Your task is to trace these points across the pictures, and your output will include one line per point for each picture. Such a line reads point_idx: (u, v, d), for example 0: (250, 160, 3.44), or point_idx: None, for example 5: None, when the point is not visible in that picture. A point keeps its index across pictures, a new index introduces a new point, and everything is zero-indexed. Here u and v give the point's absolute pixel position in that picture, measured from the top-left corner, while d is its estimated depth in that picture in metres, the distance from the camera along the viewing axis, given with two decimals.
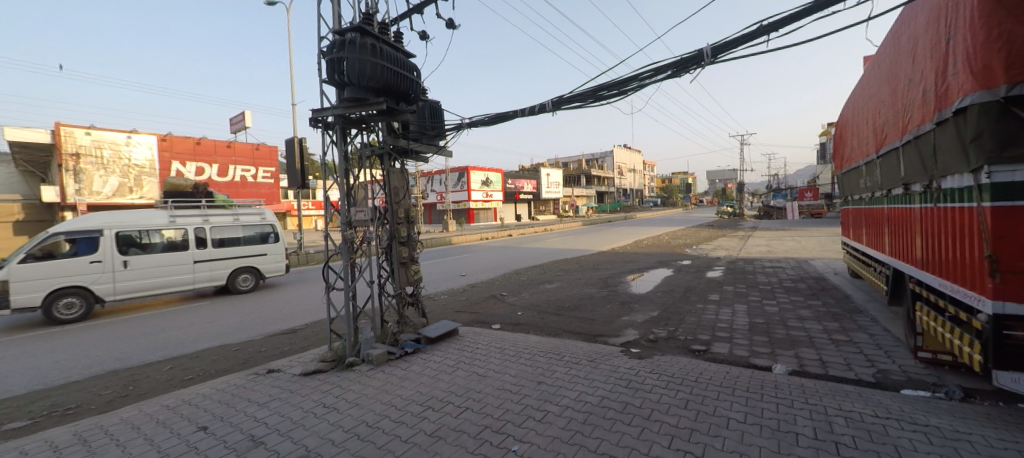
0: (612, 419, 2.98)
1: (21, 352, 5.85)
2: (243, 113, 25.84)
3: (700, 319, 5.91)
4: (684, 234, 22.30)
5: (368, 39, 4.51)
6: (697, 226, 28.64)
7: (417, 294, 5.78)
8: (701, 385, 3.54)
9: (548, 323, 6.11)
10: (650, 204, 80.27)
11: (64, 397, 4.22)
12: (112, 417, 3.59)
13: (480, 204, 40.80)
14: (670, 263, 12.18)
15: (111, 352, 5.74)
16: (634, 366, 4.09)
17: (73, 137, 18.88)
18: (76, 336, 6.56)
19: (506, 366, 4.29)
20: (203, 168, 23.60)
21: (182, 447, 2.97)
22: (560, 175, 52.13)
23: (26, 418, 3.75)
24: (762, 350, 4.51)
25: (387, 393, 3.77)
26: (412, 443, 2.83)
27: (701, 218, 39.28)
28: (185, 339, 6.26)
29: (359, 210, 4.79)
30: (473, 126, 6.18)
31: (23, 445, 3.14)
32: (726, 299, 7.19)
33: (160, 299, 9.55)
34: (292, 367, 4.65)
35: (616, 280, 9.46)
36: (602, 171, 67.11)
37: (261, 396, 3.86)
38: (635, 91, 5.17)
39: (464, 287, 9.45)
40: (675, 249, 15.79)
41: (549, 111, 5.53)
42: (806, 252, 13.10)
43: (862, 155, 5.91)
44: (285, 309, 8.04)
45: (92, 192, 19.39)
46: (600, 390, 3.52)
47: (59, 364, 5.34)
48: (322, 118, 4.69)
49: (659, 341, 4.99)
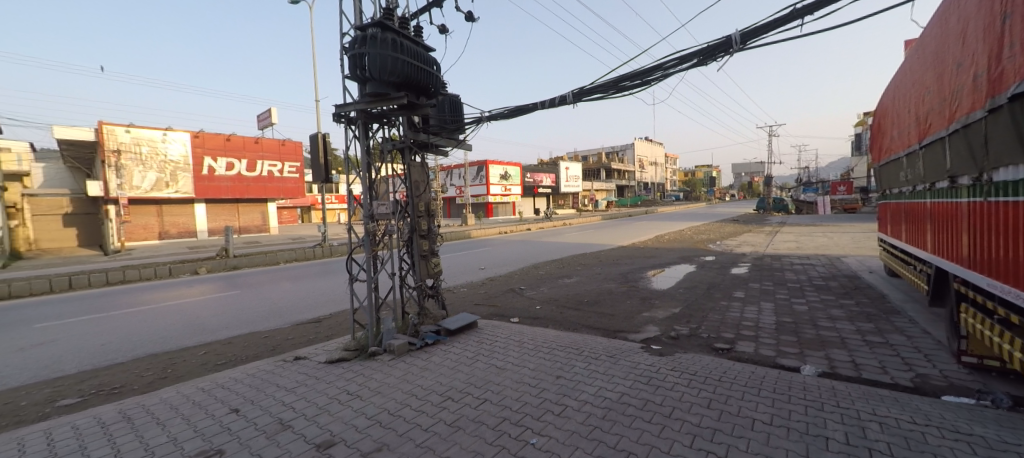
0: (632, 416, 2.94)
1: (71, 334, 6.22)
2: (270, 110, 26.55)
3: (724, 317, 5.75)
4: (707, 229, 21.70)
5: (389, 34, 4.52)
6: (721, 221, 27.88)
7: (438, 287, 5.82)
8: (725, 384, 3.44)
9: (567, 318, 6.07)
10: (672, 198, 78.66)
11: (110, 377, 4.47)
12: (152, 397, 3.77)
13: (499, 198, 40.87)
14: (692, 258, 11.91)
15: (151, 336, 6.03)
16: (655, 362, 4.02)
17: (114, 135, 19.80)
18: (118, 322, 6.91)
19: (525, 360, 4.28)
20: (233, 163, 24.43)
21: (215, 428, 3.09)
22: (579, 169, 51.58)
23: (76, 396, 3.99)
24: (790, 350, 4.37)
25: (408, 382, 3.83)
26: (432, 433, 2.86)
27: (725, 213, 38.08)
28: (218, 326, 6.52)
29: (381, 204, 4.85)
30: (492, 119, 6.14)
31: (74, 421, 3.34)
32: (752, 296, 6.98)
33: (192, 288, 9.93)
34: (317, 355, 4.77)
35: (637, 275, 9.32)
36: (623, 164, 66.00)
37: (288, 381, 3.97)
38: (658, 81, 5.01)
39: (483, 281, 9.49)
40: (698, 244, 15.41)
41: (569, 104, 5.44)
42: (838, 249, 12.55)
43: (903, 146, 5.60)
44: (309, 299, 8.26)
45: (132, 186, 20.42)
46: (620, 387, 3.47)
47: (104, 346, 5.64)
48: (344, 113, 4.75)
49: (682, 338, 4.88)
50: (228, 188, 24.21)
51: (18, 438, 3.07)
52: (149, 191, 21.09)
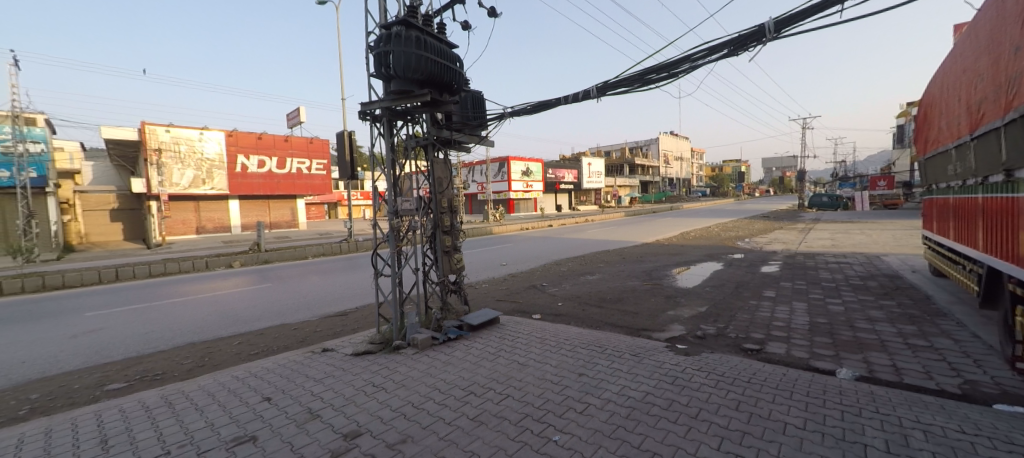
0: (657, 416, 2.89)
1: (118, 323, 6.63)
2: (299, 109, 27.32)
3: (754, 317, 5.56)
4: (736, 226, 21.01)
5: (413, 31, 4.56)
6: (750, 218, 26.97)
7: (460, 282, 5.87)
8: (755, 386, 3.33)
9: (590, 315, 6.02)
10: (699, 194, 76.61)
11: (154, 364, 4.73)
12: (191, 384, 3.96)
13: (521, 195, 40.78)
14: (720, 256, 11.57)
15: (190, 326, 6.35)
16: (681, 362, 3.94)
17: (155, 134, 20.83)
18: (160, 312, 7.31)
19: (547, 356, 4.27)
20: (264, 161, 25.33)
21: (249, 415, 3.22)
22: (602, 164, 50.92)
23: (122, 381, 4.24)
24: (824, 352, 4.19)
25: (431, 376, 3.88)
26: (455, 426, 2.89)
27: (755, 209, 36.68)
28: (251, 317, 6.79)
29: (405, 200, 4.92)
30: (515, 115, 6.11)
31: (121, 404, 3.55)
32: (783, 296, 6.72)
33: (227, 280, 10.39)
34: (344, 347, 4.89)
35: (661, 273, 9.12)
36: (647, 159, 64.64)
37: (317, 372, 4.10)
38: (686, 73, 4.86)
39: (505, 277, 9.52)
40: (725, 242, 14.96)
41: (594, 99, 5.35)
42: (877, 247, 11.91)
43: (952, 138, 5.26)
44: (336, 293, 8.50)
45: (171, 184, 21.48)
46: (644, 386, 3.42)
47: (147, 334, 5.98)
48: (369, 111, 4.84)
49: (709, 338, 4.75)
50: (259, 184, 25.13)
51: (72, 419, 3.29)
52: (187, 188, 22.12)
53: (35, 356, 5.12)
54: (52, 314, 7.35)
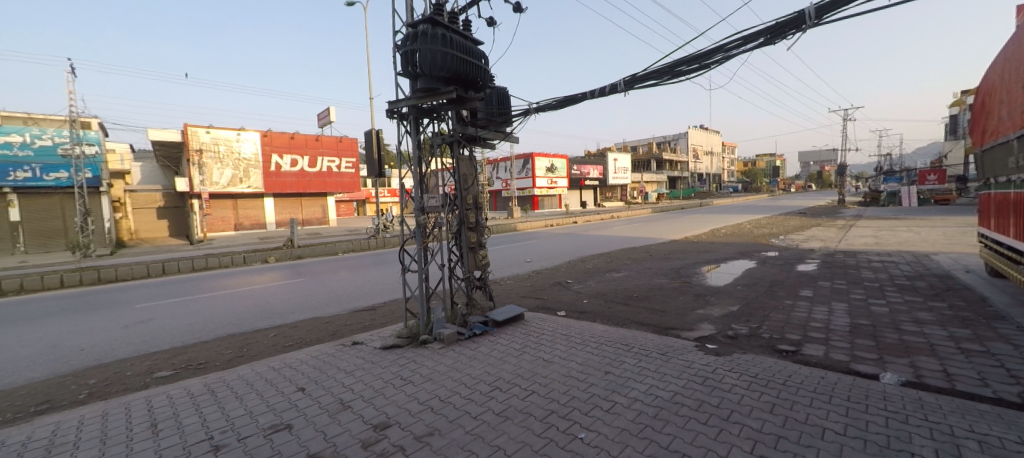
0: (685, 416, 2.83)
1: (165, 314, 7.06)
2: (329, 109, 28.09)
3: (789, 317, 5.34)
4: (770, 223, 20.21)
5: (439, 29, 4.60)
6: (785, 214, 25.88)
7: (485, 278, 5.90)
8: (790, 389, 3.21)
9: (615, 313, 5.94)
10: (730, 190, 74.14)
11: (199, 353, 5.02)
12: (232, 373, 4.17)
13: (545, 191, 40.65)
14: (752, 253, 11.18)
15: (230, 318, 6.69)
16: (711, 362, 3.84)
17: (196, 136, 21.91)
18: (203, 304, 7.74)
19: (572, 353, 4.25)
20: (297, 160, 26.24)
21: (285, 404, 3.36)
22: (628, 160, 50.04)
23: (169, 369, 4.51)
24: (867, 355, 3.97)
25: (457, 370, 3.94)
26: (481, 420, 2.93)
27: (791, 206, 35.20)
28: (286, 310, 7.09)
29: (431, 197, 4.98)
30: (540, 110, 6.07)
31: (168, 391, 3.78)
32: (821, 295, 6.41)
33: (263, 275, 10.86)
34: (373, 341, 5.02)
35: (690, 271, 8.88)
36: (675, 154, 63.00)
37: (347, 364, 4.23)
38: (718, 64, 4.68)
39: (529, 273, 9.53)
40: (759, 239, 14.42)
41: (621, 92, 5.25)
42: (927, 246, 11.16)
43: (1014, 127, 4.88)
44: (365, 288, 8.73)
45: (212, 182, 22.58)
46: (672, 386, 3.35)
47: (192, 325, 6.35)
48: (397, 109, 4.91)
49: (740, 338, 4.60)
50: (293, 183, 26.08)
51: (126, 403, 3.53)
52: (226, 186, 23.20)
53: (92, 344, 5.53)
54: (108, 305, 7.92)
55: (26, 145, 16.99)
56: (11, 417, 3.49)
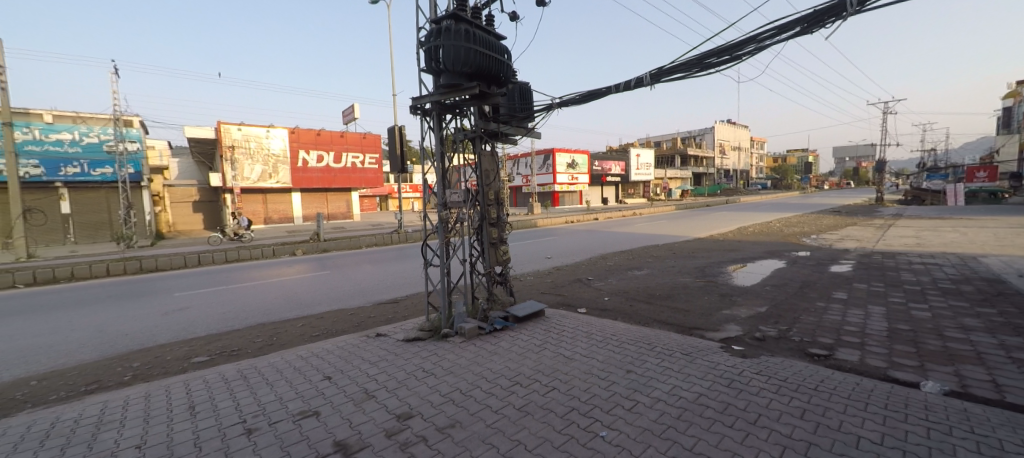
0: (710, 418, 2.76)
1: (201, 303, 7.40)
2: (353, 106, 28.59)
3: (822, 319, 5.12)
4: (801, 222, 19.44)
5: (462, 25, 4.61)
6: (817, 213, 24.81)
7: (506, 274, 5.90)
8: (823, 394, 3.08)
9: (638, 311, 5.86)
10: (758, 187, 71.71)
11: (233, 341, 5.24)
12: (263, 360, 4.34)
13: (566, 187, 40.36)
14: (781, 253, 10.80)
15: (261, 308, 6.96)
16: (738, 364, 3.73)
17: (229, 133, 22.76)
18: (236, 294, 8.08)
19: (593, 351, 4.22)
20: (322, 156, 26.92)
21: (312, 392, 3.47)
22: (651, 155, 49.06)
23: (205, 354, 4.73)
24: (906, 362, 3.78)
25: (478, 364, 3.97)
26: (502, 415, 2.94)
27: (824, 204, 33.73)
28: (313, 301, 7.31)
29: (453, 192, 5.02)
30: (563, 105, 6.01)
31: (204, 375, 3.96)
32: (856, 298, 6.13)
33: (291, 267, 11.22)
34: (396, 333, 5.12)
35: (715, 270, 8.65)
36: (700, 150, 61.33)
37: (371, 355, 4.33)
38: (750, 55, 4.51)
39: (550, 270, 9.50)
40: (788, 238, 13.90)
41: (646, 86, 5.13)
42: (975, 247, 10.50)
43: None
44: (389, 281, 8.91)
45: (243, 178, 23.46)
46: (696, 387, 3.28)
47: (226, 314, 6.63)
48: (420, 105, 4.96)
49: (769, 340, 4.45)
50: (319, 178, 26.78)
51: (165, 386, 3.72)
52: (256, 181, 24.04)
53: (135, 329, 5.86)
54: (148, 293, 8.36)
55: (75, 142, 18.10)
56: (64, 395, 3.74)
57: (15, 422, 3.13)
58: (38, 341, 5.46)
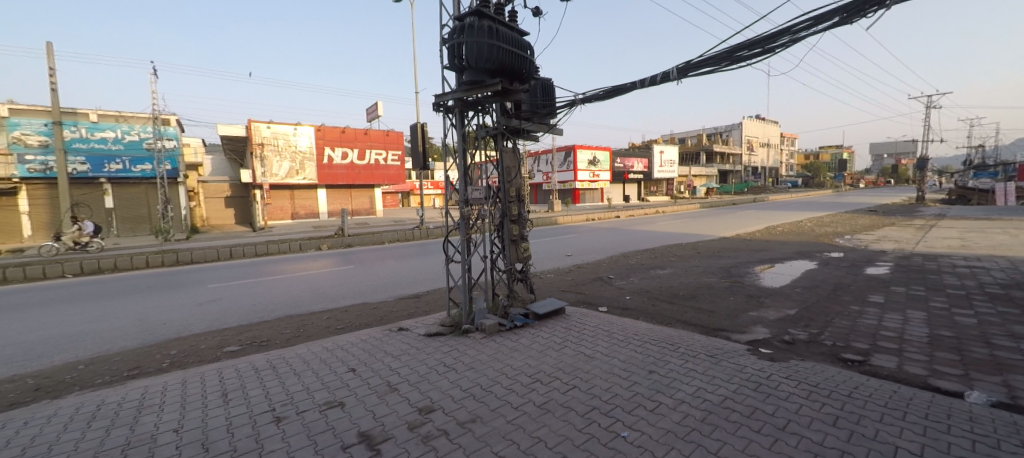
0: (736, 422, 2.69)
1: (233, 294, 7.71)
2: (377, 103, 29.03)
3: (856, 324, 4.91)
4: (835, 221, 18.64)
5: (485, 21, 4.61)
6: (852, 212, 23.74)
7: (527, 271, 5.89)
8: (857, 401, 2.96)
9: (660, 311, 5.76)
10: (788, 185, 69.21)
11: (263, 331, 5.44)
12: (291, 351, 4.48)
13: (587, 185, 39.98)
14: (812, 253, 10.39)
15: (289, 300, 7.19)
16: (765, 367, 3.62)
17: (258, 130, 23.55)
18: (265, 286, 8.38)
19: (614, 350, 4.16)
20: (347, 153, 27.50)
21: (338, 383, 3.57)
22: (675, 152, 48.00)
23: (236, 344, 4.92)
24: (949, 370, 3.58)
25: (498, 361, 3.99)
26: (522, 411, 2.95)
27: (860, 203, 32.21)
28: (338, 295, 7.51)
29: (475, 189, 5.03)
30: (586, 101, 5.94)
31: (236, 364, 4.12)
32: (894, 302, 5.84)
33: (316, 261, 11.54)
34: (418, 328, 5.20)
35: (742, 270, 8.41)
36: (727, 146, 59.60)
37: (394, 349, 4.41)
38: (784, 48, 4.34)
39: (570, 268, 9.43)
40: (820, 238, 13.35)
41: (673, 80, 5.01)
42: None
43: None
44: (411, 276, 9.05)
45: (272, 174, 24.28)
46: (722, 389, 3.20)
47: (257, 306, 6.89)
48: (443, 102, 5.00)
49: (799, 344, 4.30)
50: (343, 175, 27.39)
51: (200, 373, 3.90)
52: (284, 177, 24.82)
53: (173, 319, 6.16)
54: (185, 285, 8.77)
55: (118, 140, 19.08)
56: (108, 379, 3.96)
57: (66, 404, 3.34)
58: (86, 328, 5.81)
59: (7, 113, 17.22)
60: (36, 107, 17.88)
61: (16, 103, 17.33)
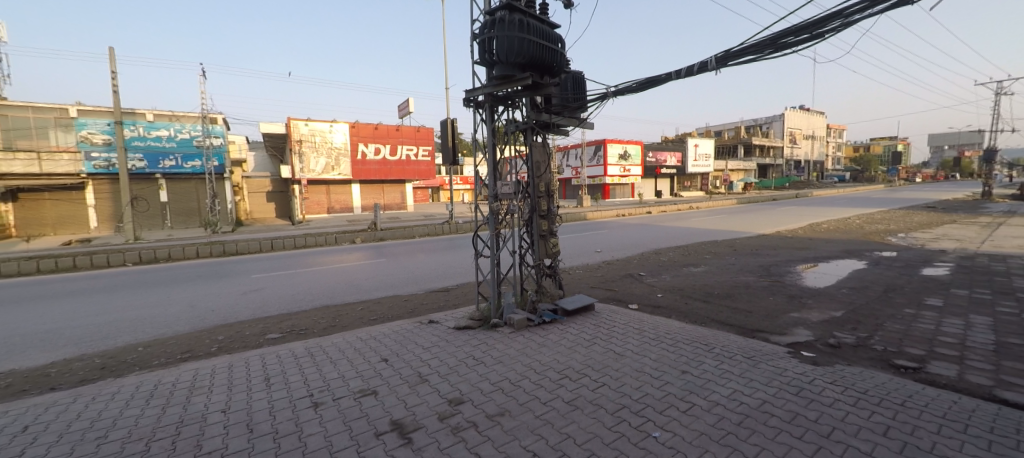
0: (775, 428, 2.57)
1: (273, 285, 8.11)
2: (408, 100, 29.52)
3: (910, 328, 4.57)
4: (888, 219, 17.40)
5: (516, 15, 4.60)
6: (908, 208, 22.09)
7: (555, 267, 5.85)
8: (910, 410, 2.76)
9: (694, 310, 5.59)
10: (834, 180, 65.29)
11: (302, 320, 5.69)
12: (327, 340, 4.66)
13: (617, 180, 39.25)
14: (862, 252, 9.75)
15: (326, 291, 7.48)
16: (808, 371, 3.44)
17: (297, 128, 24.53)
18: (304, 278, 8.75)
19: (645, 349, 4.07)
20: (380, 149, 28.17)
21: (371, 372, 3.68)
22: (711, 145, 46.16)
23: (277, 331, 5.17)
24: (1019, 381, 3.27)
25: (527, 356, 4.00)
26: (550, 407, 2.94)
27: (917, 198, 29.88)
28: (371, 287, 7.75)
29: (504, 184, 5.04)
30: (618, 94, 5.81)
31: (278, 351, 4.33)
32: (955, 306, 5.39)
33: (351, 254, 11.97)
34: (447, 321, 5.28)
35: (782, 269, 8.03)
36: (767, 139, 56.78)
37: (424, 341, 4.50)
38: (834, 33, 4.07)
39: (600, 264, 9.31)
40: (871, 236, 12.49)
41: (711, 71, 4.81)
42: None
43: None
44: (441, 270, 9.20)
45: (309, 170, 25.29)
46: (760, 393, 3.06)
47: (296, 295, 7.21)
48: (473, 98, 5.02)
49: (845, 348, 4.06)
50: (376, 170, 28.13)
51: (245, 358, 4.12)
52: (321, 173, 25.79)
53: (220, 306, 6.54)
54: (231, 274, 9.30)
55: (171, 138, 20.40)
56: (164, 361, 4.26)
57: (128, 382, 3.63)
58: (144, 313, 6.26)
59: (76, 114, 18.76)
60: (100, 108, 19.39)
61: (84, 104, 18.85)
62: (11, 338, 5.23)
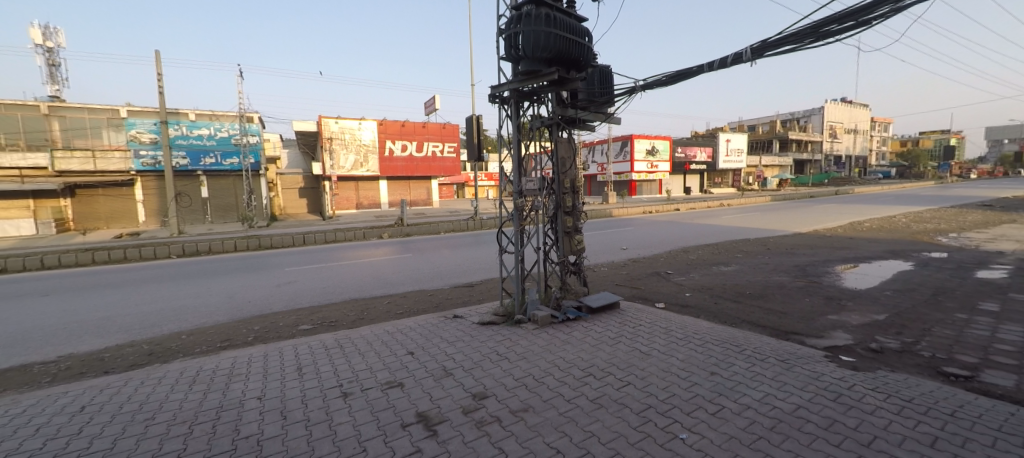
0: (811, 434, 2.46)
1: (305, 278, 8.41)
2: (434, 97, 29.83)
3: (962, 334, 4.28)
4: (939, 217, 16.25)
5: (543, 9, 4.55)
6: (962, 207, 20.55)
7: (580, 264, 5.78)
8: (961, 422, 2.58)
9: (724, 310, 5.42)
10: (878, 176, 61.62)
11: (332, 312, 5.88)
12: (356, 332, 4.80)
13: (644, 176, 38.46)
14: (909, 253, 9.17)
15: (354, 285, 7.70)
16: (847, 377, 3.28)
17: (328, 126, 25.31)
18: (333, 271, 9.03)
19: (672, 349, 3.98)
20: (406, 145, 28.60)
21: (397, 364, 3.77)
22: (744, 140, 44.35)
23: (309, 323, 5.36)
24: None
25: (551, 352, 3.99)
26: (574, 404, 2.92)
27: (972, 196, 27.78)
28: (398, 281, 7.93)
29: (529, 180, 5.03)
30: (647, 88, 5.66)
31: (309, 342, 4.49)
32: (1014, 311, 5.01)
33: (378, 248, 12.27)
34: (471, 316, 5.33)
35: (820, 269, 7.66)
36: (804, 133, 54.13)
37: (449, 335, 4.56)
38: (882, 19, 3.82)
39: (626, 261, 9.15)
40: (919, 236, 11.71)
41: (746, 62, 4.62)
42: None
43: None
44: (465, 266, 9.30)
45: (339, 167, 26.05)
46: (794, 397, 2.95)
47: (325, 288, 7.45)
48: (498, 94, 5.01)
49: (888, 353, 3.84)
50: (402, 167, 28.61)
51: (279, 348, 4.30)
52: (350, 170, 26.50)
53: (255, 298, 6.84)
54: (265, 267, 9.71)
55: (211, 136, 21.44)
56: (205, 348, 4.50)
57: (173, 367, 3.86)
58: (186, 303, 6.63)
59: (126, 115, 20.04)
60: (148, 110, 20.63)
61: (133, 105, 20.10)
62: (67, 324, 5.63)
